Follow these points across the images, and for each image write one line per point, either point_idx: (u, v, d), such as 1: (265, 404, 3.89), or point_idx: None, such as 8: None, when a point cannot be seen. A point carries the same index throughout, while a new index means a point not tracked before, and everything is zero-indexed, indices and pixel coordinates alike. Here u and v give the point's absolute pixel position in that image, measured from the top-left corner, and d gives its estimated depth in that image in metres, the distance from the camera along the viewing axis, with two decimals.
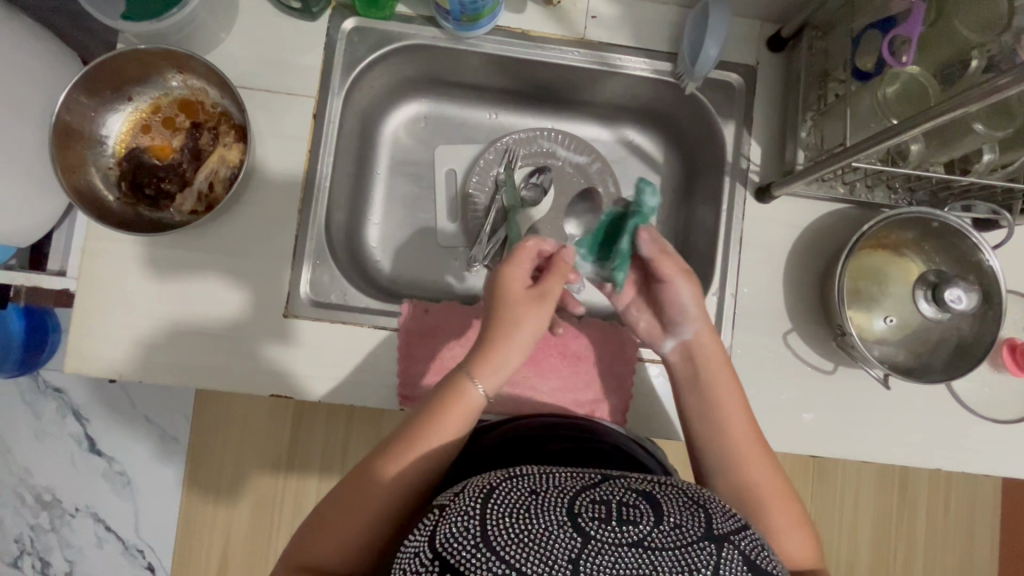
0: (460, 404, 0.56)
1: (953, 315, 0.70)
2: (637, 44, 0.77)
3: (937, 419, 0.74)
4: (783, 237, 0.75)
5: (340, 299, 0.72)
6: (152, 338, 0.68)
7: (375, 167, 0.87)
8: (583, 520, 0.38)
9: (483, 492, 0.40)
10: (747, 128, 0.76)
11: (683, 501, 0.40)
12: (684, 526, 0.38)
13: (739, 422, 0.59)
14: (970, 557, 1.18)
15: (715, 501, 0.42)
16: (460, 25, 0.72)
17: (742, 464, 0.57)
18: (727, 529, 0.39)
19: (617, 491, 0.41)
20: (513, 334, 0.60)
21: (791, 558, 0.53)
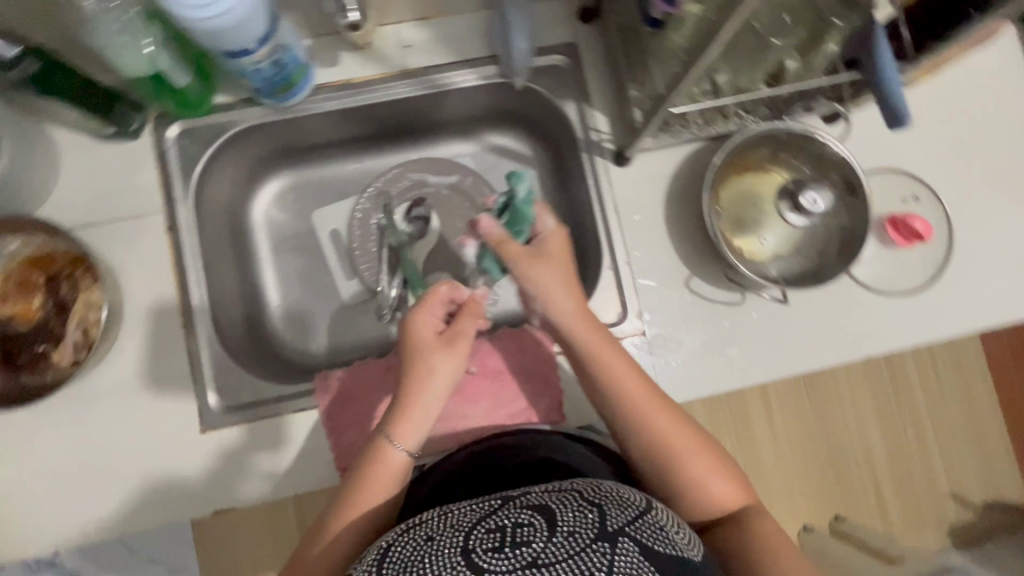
0: (383, 466, 0.59)
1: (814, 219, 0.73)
2: (458, 58, 0.77)
3: (853, 311, 0.77)
4: (654, 192, 0.76)
5: (252, 396, 0.71)
6: (77, 497, 0.67)
7: (258, 252, 0.86)
8: (480, 552, 0.45)
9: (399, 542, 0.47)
10: (587, 102, 0.77)
11: (575, 508, 0.47)
12: (577, 532, 0.45)
13: (637, 388, 0.62)
14: None
15: (611, 497, 0.50)
16: (277, 97, 0.71)
17: (653, 427, 0.61)
18: (619, 525, 0.46)
19: (514, 514, 0.48)
20: (429, 384, 0.62)
21: (714, 499, 0.60)
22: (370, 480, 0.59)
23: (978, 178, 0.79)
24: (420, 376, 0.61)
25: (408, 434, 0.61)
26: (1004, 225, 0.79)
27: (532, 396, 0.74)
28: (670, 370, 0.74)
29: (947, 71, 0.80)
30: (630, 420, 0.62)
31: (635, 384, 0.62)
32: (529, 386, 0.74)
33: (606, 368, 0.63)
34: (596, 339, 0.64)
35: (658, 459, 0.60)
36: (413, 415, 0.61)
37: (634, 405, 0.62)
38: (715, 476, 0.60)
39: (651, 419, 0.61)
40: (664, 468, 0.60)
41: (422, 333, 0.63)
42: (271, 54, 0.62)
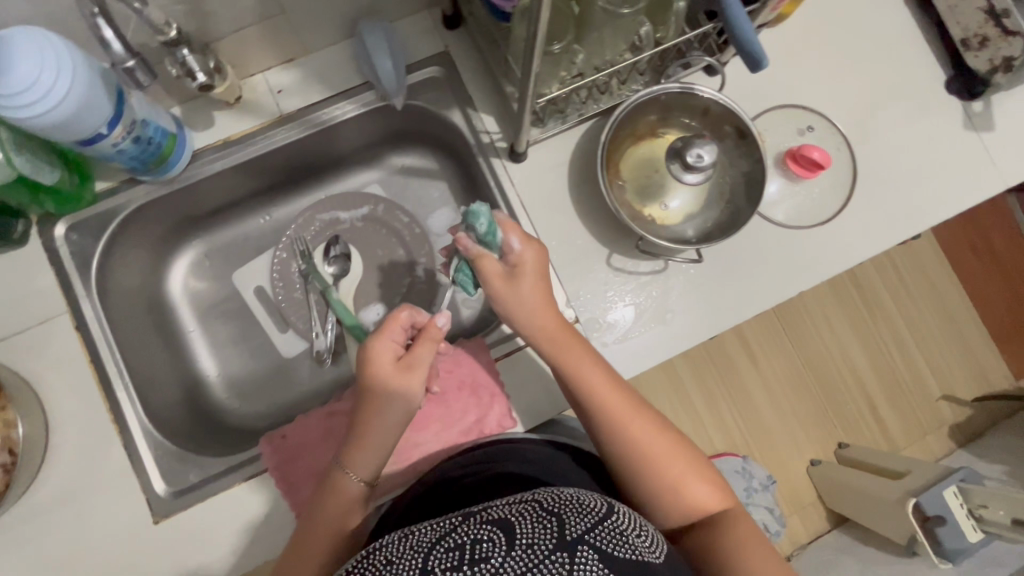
0: (337, 501, 0.61)
1: (710, 172, 0.70)
2: (334, 92, 0.76)
3: (777, 253, 0.77)
4: (557, 180, 0.76)
5: (200, 475, 0.70)
6: None
7: (185, 327, 0.85)
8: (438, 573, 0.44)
9: None
10: (471, 107, 0.77)
11: (533, 519, 0.47)
12: (536, 544, 0.46)
13: (613, 395, 0.63)
14: (945, 304, 1.54)
15: (570, 502, 0.50)
16: (155, 172, 0.69)
17: (631, 432, 0.62)
18: (578, 532, 0.47)
19: (473, 530, 0.47)
20: (385, 418, 0.61)
21: (692, 503, 0.60)
22: (332, 515, 0.61)
23: (864, 96, 0.81)
24: (376, 411, 0.61)
25: (360, 465, 0.62)
26: (898, 136, 0.81)
27: (480, 409, 0.73)
28: (610, 351, 0.74)
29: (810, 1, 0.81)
30: (609, 428, 0.62)
31: (612, 389, 0.63)
32: (474, 401, 0.73)
33: (581, 380, 0.63)
34: (569, 352, 0.65)
35: (637, 464, 0.61)
36: (369, 450, 0.61)
37: (612, 409, 0.62)
38: (692, 476, 0.61)
39: (629, 423, 0.62)
40: (643, 473, 0.61)
41: (376, 362, 0.62)
42: (129, 133, 0.60)
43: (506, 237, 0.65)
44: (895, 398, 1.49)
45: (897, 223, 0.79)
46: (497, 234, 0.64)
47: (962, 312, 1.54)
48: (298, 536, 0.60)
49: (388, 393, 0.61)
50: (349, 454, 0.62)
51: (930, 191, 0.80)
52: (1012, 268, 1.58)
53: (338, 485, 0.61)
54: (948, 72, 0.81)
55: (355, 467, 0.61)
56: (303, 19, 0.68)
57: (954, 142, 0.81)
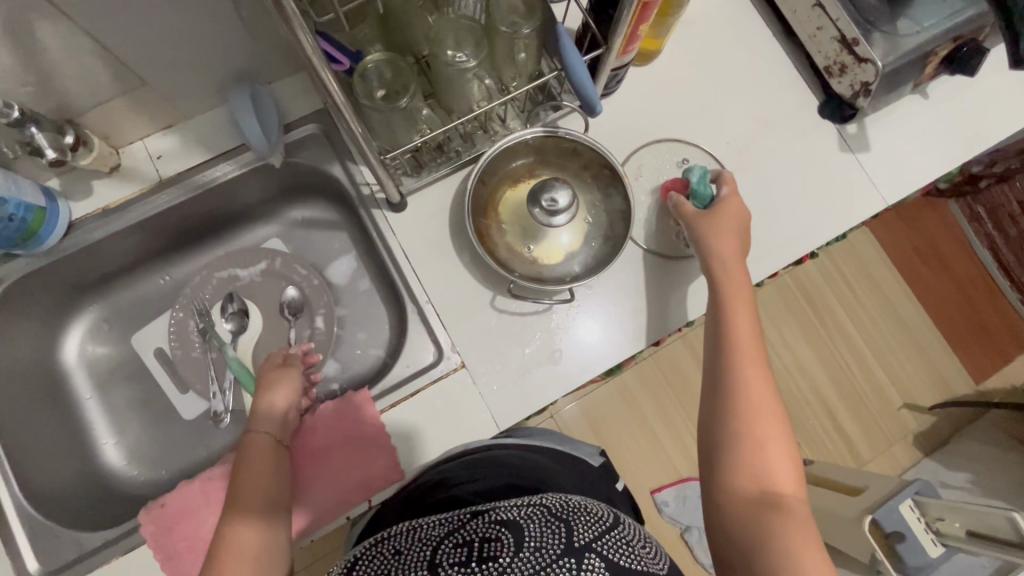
0: (254, 451, 0.67)
1: (572, 211, 0.72)
2: (213, 154, 0.77)
3: (663, 284, 0.78)
4: (439, 225, 0.77)
5: (77, 552, 0.67)
6: None
7: (80, 395, 0.84)
8: (446, 565, 0.53)
9: (386, 554, 0.57)
10: (351, 161, 0.78)
11: (542, 525, 0.56)
12: (545, 547, 0.54)
13: (747, 336, 0.65)
14: (894, 306, 1.53)
15: (581, 516, 0.59)
16: (25, 247, 0.70)
17: (743, 370, 0.62)
18: (586, 542, 0.56)
19: (483, 529, 0.56)
20: (280, 395, 0.73)
21: (768, 463, 0.57)
22: (259, 468, 0.65)
23: (740, 126, 0.83)
24: (276, 391, 0.74)
25: (270, 424, 0.70)
26: (777, 162, 0.82)
27: (367, 463, 0.72)
28: (496, 395, 0.73)
29: (677, 37, 0.84)
30: (725, 356, 0.63)
31: (749, 330, 0.65)
32: (360, 456, 0.72)
33: (730, 305, 0.67)
34: (730, 289, 0.68)
35: (728, 396, 0.61)
36: (275, 414, 0.71)
37: (741, 342, 0.64)
38: (777, 448, 0.58)
39: (748, 364, 0.63)
40: (728, 410, 0.60)
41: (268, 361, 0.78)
42: None
43: (719, 186, 0.74)
44: (853, 408, 1.47)
45: (775, 250, 0.80)
46: (705, 185, 0.75)
47: (911, 315, 1.53)
48: (230, 498, 0.63)
49: (277, 382, 0.75)
50: (257, 420, 0.70)
51: (811, 214, 0.81)
52: (957, 272, 1.58)
53: (254, 445, 0.67)
54: (820, 97, 0.84)
55: (264, 423, 0.70)
56: (167, 90, 0.70)
57: (832, 165, 0.83)
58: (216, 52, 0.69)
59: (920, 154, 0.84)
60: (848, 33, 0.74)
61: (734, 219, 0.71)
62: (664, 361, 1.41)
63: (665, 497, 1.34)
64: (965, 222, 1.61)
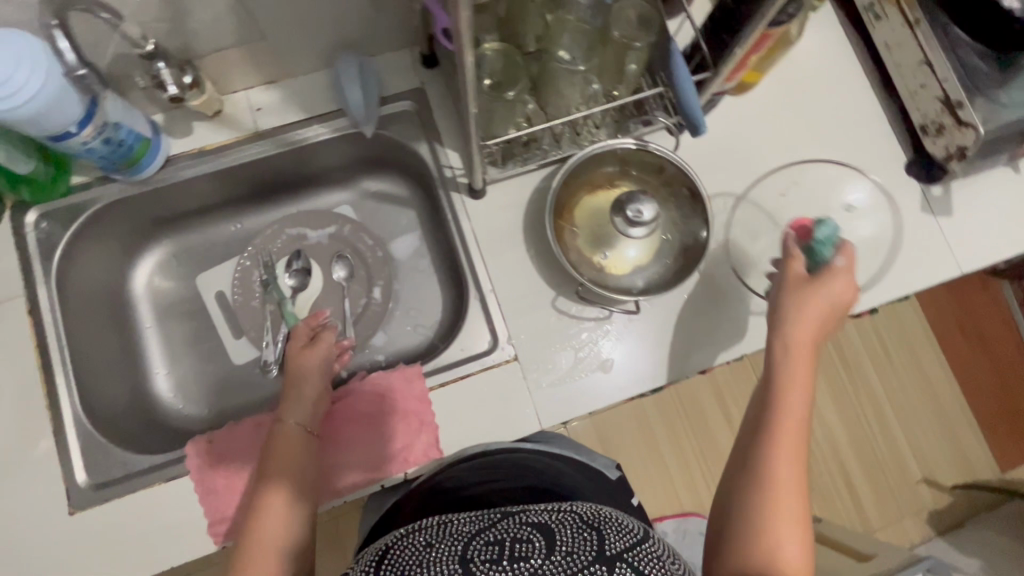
0: (279, 443, 0.67)
1: (654, 225, 0.73)
2: (309, 115, 0.80)
3: (725, 313, 0.78)
4: (514, 218, 0.78)
5: (123, 471, 0.70)
6: None
7: (141, 323, 0.87)
8: (479, 561, 0.52)
9: (396, 549, 0.56)
10: (438, 142, 0.80)
11: (574, 531, 0.55)
12: (576, 554, 0.53)
13: (805, 367, 0.63)
14: (928, 378, 1.50)
15: (612, 524, 0.57)
16: (127, 171, 0.73)
17: (778, 451, 0.58)
18: (618, 550, 0.53)
19: (514, 529, 0.55)
20: (308, 377, 0.73)
21: (778, 555, 0.54)
22: (286, 461, 0.66)
23: (823, 172, 0.83)
24: (305, 372, 0.73)
25: (296, 411, 0.70)
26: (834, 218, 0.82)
27: (409, 436, 0.73)
28: (544, 394, 0.74)
29: (776, 73, 0.85)
30: (767, 415, 0.61)
31: (798, 412, 0.60)
32: (401, 428, 0.73)
33: (787, 380, 0.62)
34: (786, 367, 0.63)
35: (753, 476, 0.58)
36: (305, 401, 0.71)
37: (784, 423, 0.60)
38: (792, 545, 0.54)
39: (783, 450, 0.58)
40: (752, 492, 0.57)
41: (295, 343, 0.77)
42: (98, 133, 0.64)
43: (835, 254, 0.68)
44: (871, 472, 1.44)
45: None
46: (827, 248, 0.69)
47: (944, 391, 1.49)
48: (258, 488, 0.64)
49: (306, 360, 0.74)
50: (286, 408, 0.69)
51: (857, 277, 0.80)
52: (1002, 356, 1.54)
53: (283, 434, 0.67)
54: (909, 155, 0.83)
55: (290, 411, 0.69)
56: (281, 46, 0.73)
57: (888, 232, 0.82)
58: (334, 18, 0.71)
59: (1001, 228, 0.82)
60: (952, 95, 0.74)
61: (830, 295, 0.66)
62: (687, 394, 1.39)
63: (665, 527, 1.32)
64: (1016, 306, 1.57)
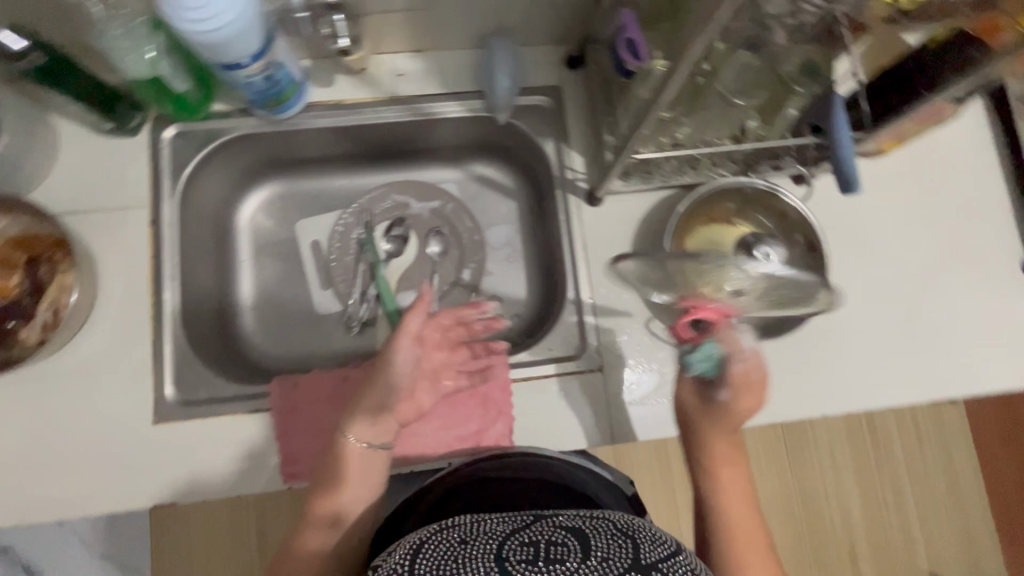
0: (341, 459, 0.62)
1: None
2: (447, 91, 0.81)
3: (809, 370, 0.79)
4: (625, 233, 0.79)
5: (208, 393, 0.73)
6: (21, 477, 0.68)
7: (238, 256, 0.88)
8: (513, 561, 0.45)
9: (416, 547, 0.49)
10: (565, 143, 0.80)
11: (609, 536, 0.48)
12: (611, 559, 0.46)
13: (727, 444, 0.69)
14: None
15: (645, 529, 0.50)
16: (270, 109, 0.75)
17: (746, 562, 0.62)
18: (654, 558, 0.47)
19: (548, 532, 0.48)
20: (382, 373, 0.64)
21: None
22: (343, 482, 0.61)
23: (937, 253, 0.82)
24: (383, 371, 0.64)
25: (360, 427, 0.63)
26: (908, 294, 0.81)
27: (485, 421, 0.74)
28: (621, 409, 0.75)
29: (911, 145, 0.84)
30: (716, 524, 0.65)
31: (739, 497, 0.66)
32: (478, 412, 0.75)
33: (709, 468, 0.68)
34: (715, 458, 0.68)
35: None
36: (371, 413, 0.63)
37: (739, 533, 0.64)
38: None
39: (750, 555, 0.63)
40: None
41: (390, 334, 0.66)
42: (265, 70, 0.66)
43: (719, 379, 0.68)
44: None
45: (908, 385, 0.79)
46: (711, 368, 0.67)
47: None
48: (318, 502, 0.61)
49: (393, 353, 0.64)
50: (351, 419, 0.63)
51: (943, 362, 0.79)
52: None
53: (345, 450, 0.62)
54: None
55: (358, 428, 0.62)
56: (442, 19, 0.74)
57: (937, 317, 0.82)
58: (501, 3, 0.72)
59: None
60: None
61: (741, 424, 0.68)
62: None
63: None
64: None
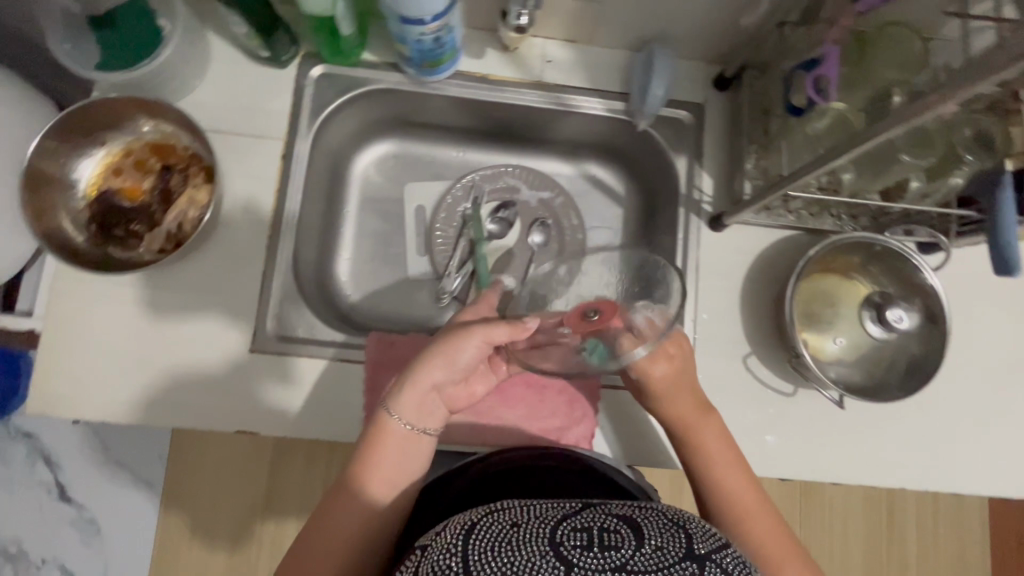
0: (382, 439, 0.60)
1: (898, 334, 0.72)
2: (590, 86, 0.80)
3: (904, 442, 0.75)
4: (739, 264, 0.78)
5: (307, 333, 0.74)
6: (110, 375, 0.69)
7: (345, 204, 0.88)
8: (568, 548, 0.40)
9: (464, 529, 0.44)
10: (698, 162, 0.80)
11: (662, 525, 0.43)
12: (665, 547, 0.41)
13: (687, 401, 0.69)
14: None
15: (695, 520, 0.45)
16: (422, 70, 0.75)
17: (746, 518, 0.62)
18: (708, 548, 0.42)
19: (600, 518, 0.43)
20: (442, 356, 0.62)
21: None
22: (384, 462, 0.60)
23: None
24: (440, 352, 0.62)
25: (410, 411, 0.61)
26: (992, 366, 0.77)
27: (567, 419, 0.75)
28: None
29: None
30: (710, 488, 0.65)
31: (724, 456, 0.66)
32: (562, 408, 0.76)
33: (692, 442, 0.68)
34: (685, 422, 0.68)
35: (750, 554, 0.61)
36: (417, 394, 0.61)
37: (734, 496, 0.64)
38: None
39: (746, 510, 0.63)
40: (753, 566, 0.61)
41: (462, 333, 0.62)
42: (439, 30, 0.66)
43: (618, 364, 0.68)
44: None
45: (1006, 476, 0.75)
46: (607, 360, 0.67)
47: None
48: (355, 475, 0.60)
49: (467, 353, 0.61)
50: (395, 397, 0.61)
51: None
52: None
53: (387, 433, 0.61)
54: None
55: (402, 406, 0.61)
56: (612, 15, 0.73)
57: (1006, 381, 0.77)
58: (676, 11, 0.71)
59: None
60: None
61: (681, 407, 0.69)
62: None
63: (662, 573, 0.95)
64: None
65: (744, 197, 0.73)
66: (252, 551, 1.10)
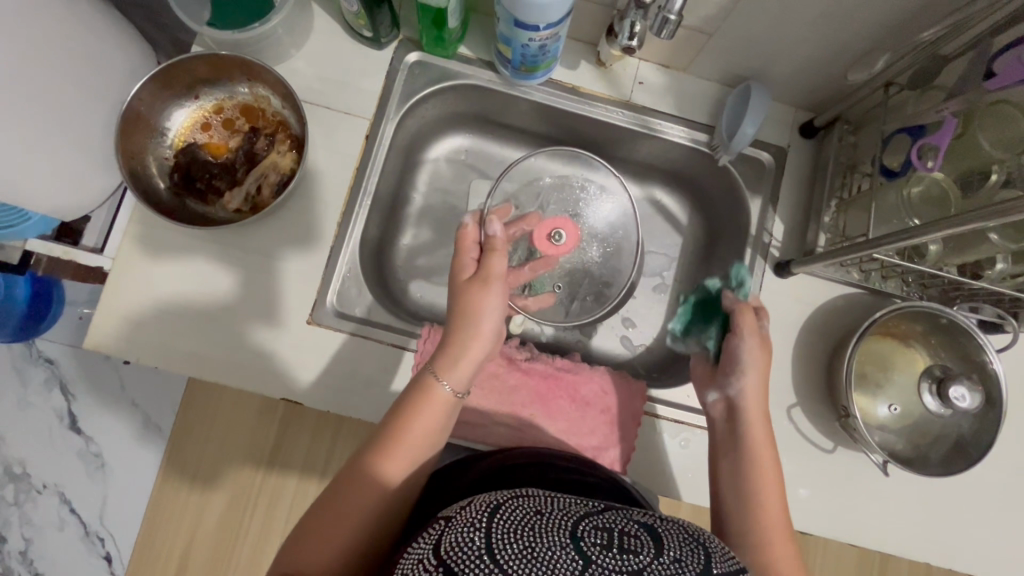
0: (427, 405, 0.58)
1: (954, 412, 0.70)
2: (677, 113, 0.80)
3: (937, 519, 0.74)
4: (798, 315, 0.78)
5: (363, 313, 0.75)
6: (165, 320, 0.70)
7: (413, 191, 0.89)
8: (588, 545, 0.38)
9: (490, 507, 0.42)
10: (773, 206, 0.79)
11: (682, 539, 0.41)
12: (684, 560, 0.39)
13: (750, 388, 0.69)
14: None
15: (715, 541, 0.43)
16: (518, 73, 0.76)
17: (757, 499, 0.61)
18: (726, 570, 0.40)
19: (621, 521, 0.41)
20: (484, 326, 0.63)
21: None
22: (420, 433, 0.57)
23: None
24: (479, 321, 0.63)
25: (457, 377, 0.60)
26: None
27: (605, 440, 0.75)
28: None
29: None
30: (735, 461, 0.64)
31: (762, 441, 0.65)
32: (601, 428, 0.76)
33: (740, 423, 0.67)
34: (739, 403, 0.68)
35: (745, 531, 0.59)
36: (468, 364, 0.61)
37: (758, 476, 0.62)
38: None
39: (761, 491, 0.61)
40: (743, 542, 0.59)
41: (484, 286, 0.65)
42: (550, 37, 0.67)
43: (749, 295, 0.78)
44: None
45: None
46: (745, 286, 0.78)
47: None
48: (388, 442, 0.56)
49: (488, 295, 0.64)
50: (450, 364, 0.60)
51: None
52: None
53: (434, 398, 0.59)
54: None
55: (453, 376, 0.60)
56: (715, 48, 0.73)
57: None
58: (781, 54, 0.71)
59: None
60: None
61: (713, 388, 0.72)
62: None
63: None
64: None
65: (817, 250, 0.74)
66: (248, 504, 1.10)
